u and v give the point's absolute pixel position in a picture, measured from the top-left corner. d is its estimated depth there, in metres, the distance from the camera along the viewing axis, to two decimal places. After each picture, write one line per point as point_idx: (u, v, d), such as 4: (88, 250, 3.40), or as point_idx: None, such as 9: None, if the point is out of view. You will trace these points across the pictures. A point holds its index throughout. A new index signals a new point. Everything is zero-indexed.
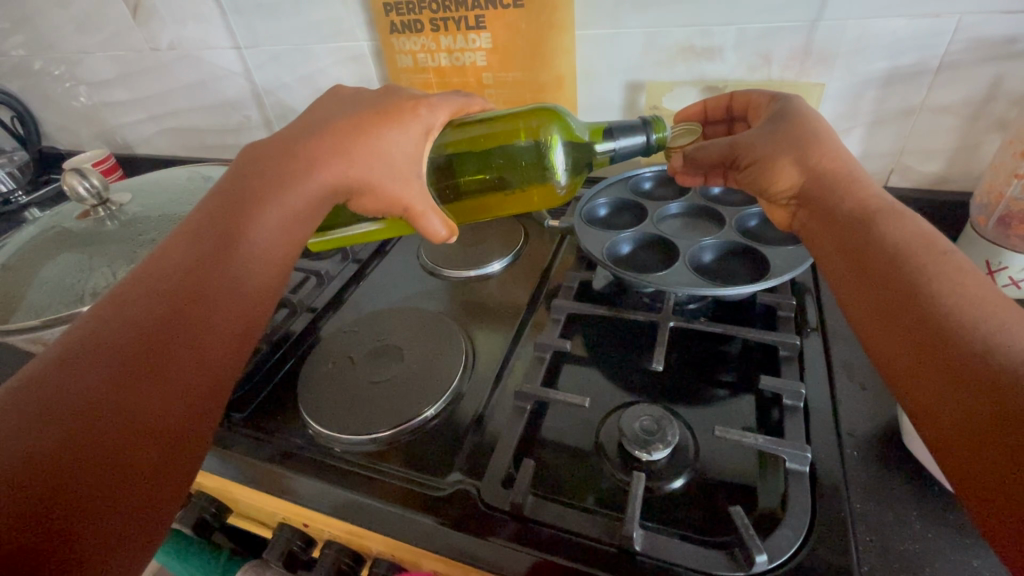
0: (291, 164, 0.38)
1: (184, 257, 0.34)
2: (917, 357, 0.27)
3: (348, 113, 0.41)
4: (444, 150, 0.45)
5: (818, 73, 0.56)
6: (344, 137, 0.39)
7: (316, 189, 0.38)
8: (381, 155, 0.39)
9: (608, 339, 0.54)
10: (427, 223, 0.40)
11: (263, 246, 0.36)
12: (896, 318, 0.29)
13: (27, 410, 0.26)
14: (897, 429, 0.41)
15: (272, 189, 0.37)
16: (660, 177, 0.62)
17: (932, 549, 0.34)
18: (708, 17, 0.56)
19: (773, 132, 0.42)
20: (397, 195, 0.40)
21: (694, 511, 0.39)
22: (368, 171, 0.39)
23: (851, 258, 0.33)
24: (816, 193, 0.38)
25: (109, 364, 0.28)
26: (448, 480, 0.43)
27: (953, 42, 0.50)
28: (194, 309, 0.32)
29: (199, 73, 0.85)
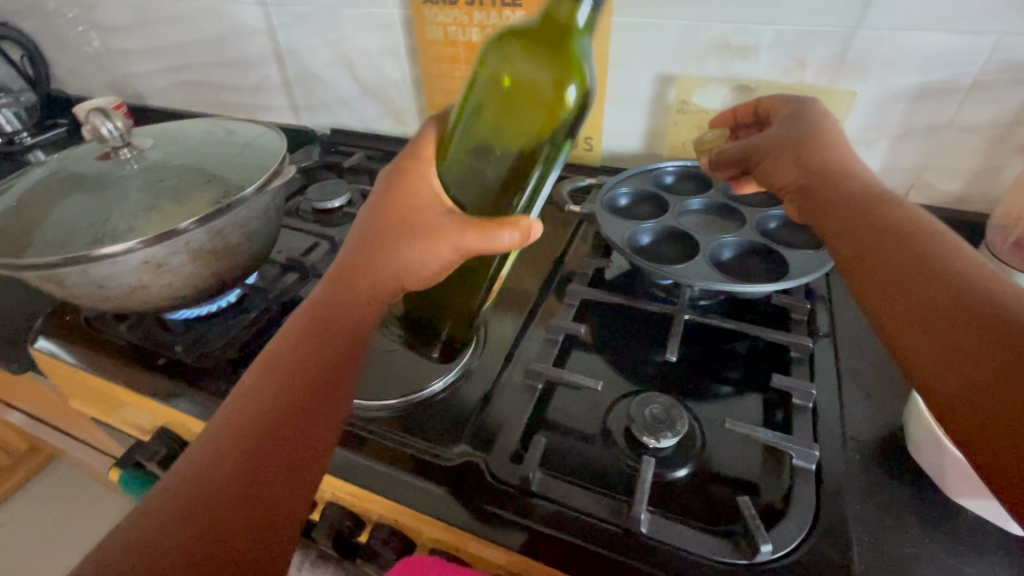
0: (352, 261, 0.39)
1: (261, 385, 0.35)
2: (932, 334, 0.29)
3: (381, 190, 0.40)
4: (475, 180, 0.39)
5: (850, 81, 0.56)
6: (387, 223, 0.39)
7: (379, 272, 0.39)
8: (433, 217, 0.37)
9: (619, 328, 0.54)
10: (497, 239, 0.35)
11: (341, 343, 0.38)
12: (909, 294, 0.31)
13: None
14: (899, 437, 0.42)
15: (345, 293, 0.38)
16: (682, 172, 0.62)
17: (926, 552, 0.36)
18: (747, 15, 0.55)
19: (797, 128, 0.46)
20: (454, 232, 0.36)
21: (697, 501, 0.40)
22: (423, 238, 0.37)
23: (859, 237, 0.36)
24: (825, 175, 0.41)
25: (199, 524, 0.30)
26: (455, 451, 0.43)
27: (987, 62, 0.50)
28: (287, 429, 0.34)
29: (219, 27, 0.84)
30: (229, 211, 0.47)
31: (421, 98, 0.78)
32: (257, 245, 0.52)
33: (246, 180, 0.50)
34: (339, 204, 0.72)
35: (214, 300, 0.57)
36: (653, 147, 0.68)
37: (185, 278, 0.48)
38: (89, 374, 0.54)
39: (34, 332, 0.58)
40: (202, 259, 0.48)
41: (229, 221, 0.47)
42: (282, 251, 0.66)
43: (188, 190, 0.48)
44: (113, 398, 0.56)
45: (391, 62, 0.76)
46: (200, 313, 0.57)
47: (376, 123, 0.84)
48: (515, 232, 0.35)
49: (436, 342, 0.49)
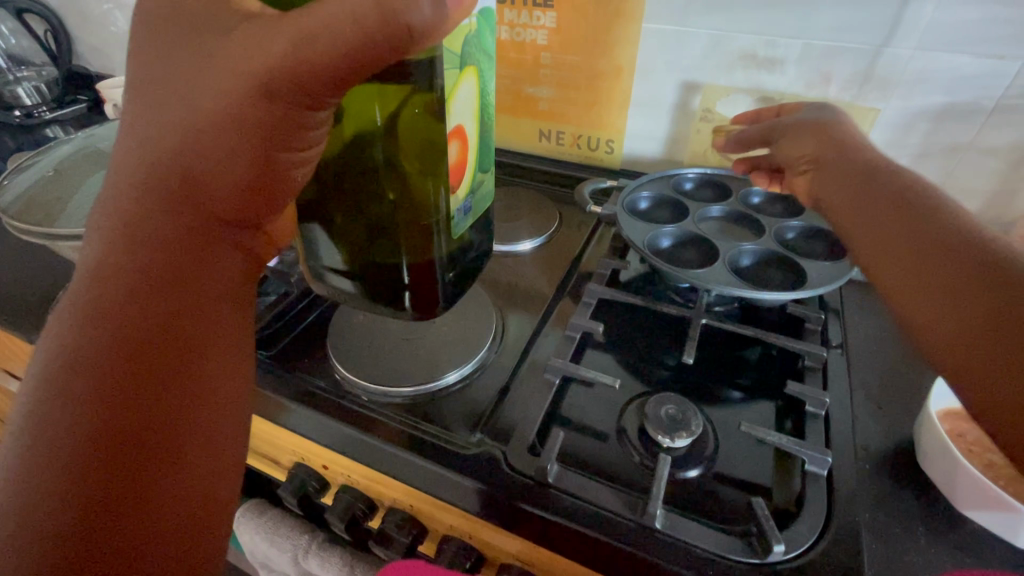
0: (166, 180, 0.29)
1: (127, 258, 0.29)
2: (925, 274, 0.34)
3: (149, 54, 0.28)
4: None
5: (874, 98, 0.56)
6: (181, 95, 0.28)
7: (196, 173, 0.29)
8: (244, 58, 0.26)
9: (635, 329, 0.55)
10: (356, 44, 0.25)
11: (188, 284, 0.30)
12: (916, 248, 0.36)
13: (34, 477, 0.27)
14: (910, 450, 0.43)
15: (174, 219, 0.29)
16: (701, 180, 0.63)
17: (933, 562, 0.37)
18: (777, 27, 0.56)
19: (810, 122, 0.51)
20: (279, 69, 0.26)
21: (710, 502, 0.40)
22: (242, 95, 0.26)
23: (865, 209, 0.41)
24: (831, 165, 0.47)
25: (88, 417, 0.27)
26: (471, 440, 0.43)
27: (1011, 87, 0.51)
28: (141, 397, 0.29)
29: None
30: None
31: None
32: None
33: None
34: None
35: None
36: (673, 153, 0.68)
37: None
38: None
39: (55, 303, 0.58)
40: None
41: None
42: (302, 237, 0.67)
43: None
44: None
45: None
46: None
47: None
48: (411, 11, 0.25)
49: (404, 287, 0.38)
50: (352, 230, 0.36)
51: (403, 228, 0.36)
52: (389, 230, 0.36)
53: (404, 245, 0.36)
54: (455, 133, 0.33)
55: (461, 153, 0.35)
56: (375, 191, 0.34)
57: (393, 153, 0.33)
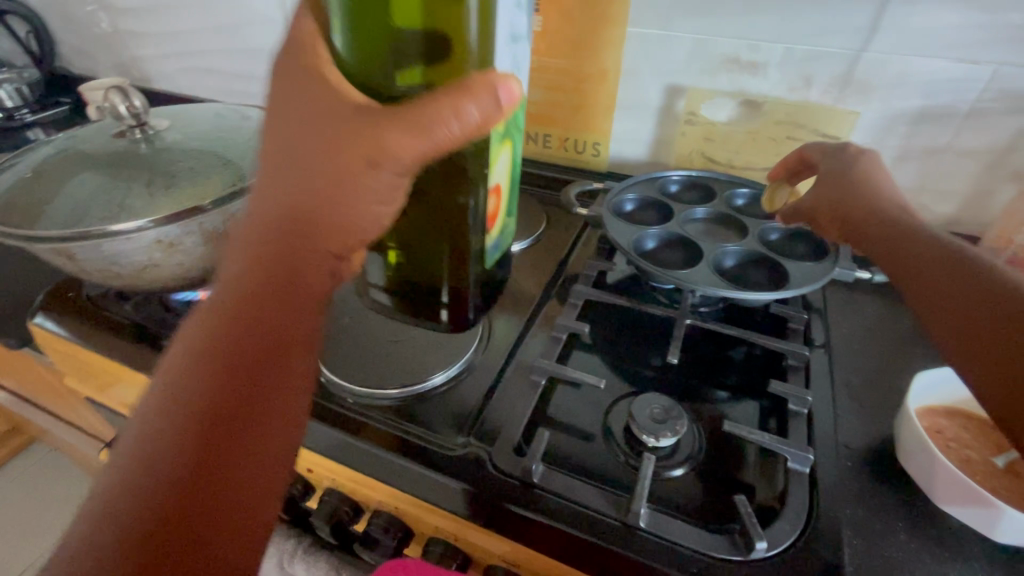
0: (265, 235, 0.31)
1: (246, 283, 0.32)
2: (948, 295, 0.36)
3: (272, 121, 0.32)
4: (413, 56, 0.30)
5: (854, 102, 0.57)
6: (288, 159, 0.31)
7: (308, 208, 0.30)
8: (344, 128, 0.29)
9: (621, 329, 0.55)
10: (436, 128, 0.27)
11: (272, 336, 0.32)
12: (961, 307, 0.35)
13: (136, 480, 0.28)
14: (890, 447, 0.44)
15: (266, 270, 0.31)
16: (686, 182, 0.64)
17: (913, 557, 0.37)
18: (759, 32, 0.57)
19: (837, 175, 0.51)
20: (370, 138, 0.28)
21: (695, 500, 0.40)
22: (337, 162, 0.29)
23: (904, 271, 0.41)
24: (868, 225, 0.46)
25: (194, 431, 0.29)
26: (457, 442, 0.43)
27: (985, 90, 0.52)
28: (212, 442, 0.29)
29: (234, 15, 0.84)
30: (245, 195, 0.47)
31: None
32: None
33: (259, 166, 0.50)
34: None
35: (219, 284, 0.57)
36: (658, 155, 0.69)
37: (197, 259, 0.48)
38: (89, 351, 0.54)
39: (34, 307, 0.57)
40: (215, 241, 0.48)
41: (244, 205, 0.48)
42: None
43: (203, 171, 0.49)
44: (112, 376, 0.56)
45: None
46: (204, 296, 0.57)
47: None
48: (475, 104, 0.26)
49: (442, 305, 0.39)
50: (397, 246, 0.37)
51: (445, 252, 0.36)
52: (435, 252, 0.37)
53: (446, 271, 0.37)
54: (494, 189, 0.35)
55: (500, 197, 0.37)
56: (430, 217, 0.35)
57: (453, 186, 0.34)
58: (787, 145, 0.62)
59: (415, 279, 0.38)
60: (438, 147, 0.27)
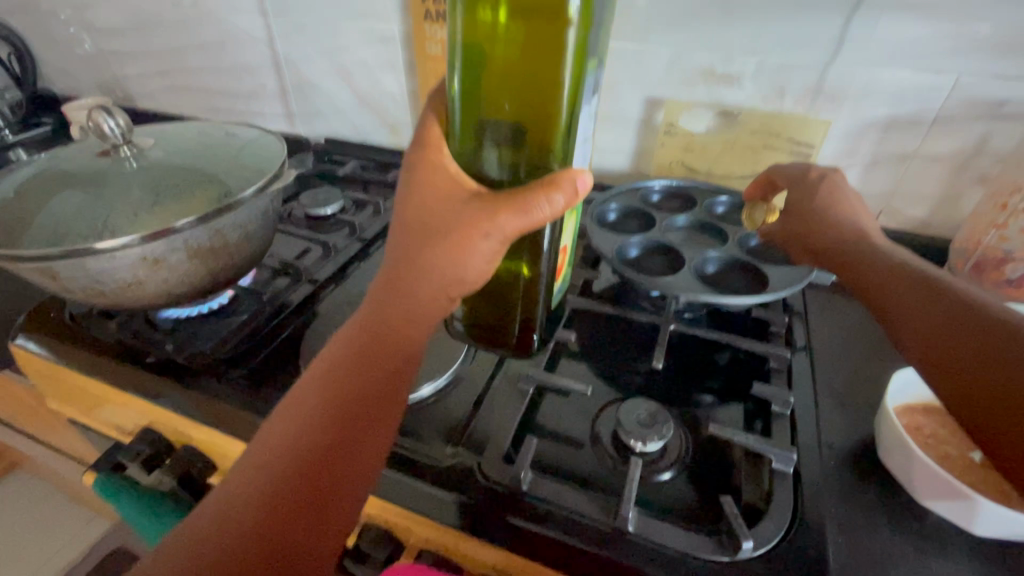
0: (390, 285, 0.38)
1: (371, 326, 0.39)
2: (915, 319, 0.37)
3: (408, 194, 0.38)
4: (505, 144, 0.37)
5: (826, 111, 0.59)
6: (419, 226, 0.37)
7: (423, 263, 0.37)
8: (458, 210, 0.35)
9: (607, 337, 0.56)
10: (536, 207, 0.32)
11: (387, 375, 0.38)
12: (941, 337, 0.35)
13: (269, 471, 0.35)
14: (871, 444, 0.45)
15: (388, 314, 0.38)
16: (667, 192, 0.65)
17: (896, 551, 0.38)
18: (732, 45, 0.59)
19: (811, 199, 0.51)
20: (482, 214, 0.34)
21: (682, 503, 0.41)
22: (454, 235, 0.35)
23: (880, 297, 0.41)
24: (842, 249, 0.46)
25: (317, 442, 0.36)
26: (446, 452, 0.43)
27: (949, 98, 0.54)
28: (332, 452, 0.36)
29: (218, 34, 0.85)
30: (230, 212, 0.47)
31: (417, 110, 0.80)
32: (254, 245, 0.53)
33: (244, 183, 0.50)
34: (332, 211, 0.74)
35: (206, 300, 0.58)
36: (640, 165, 0.71)
37: (182, 276, 0.48)
38: (73, 370, 0.54)
39: (16, 327, 0.57)
40: (200, 258, 0.48)
41: (230, 221, 0.48)
42: (274, 255, 0.67)
43: (189, 188, 0.49)
44: (95, 396, 0.56)
45: (390, 75, 0.78)
46: (190, 313, 0.57)
47: (373, 134, 0.86)
48: (555, 199, 0.32)
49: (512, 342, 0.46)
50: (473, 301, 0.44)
51: (516, 311, 0.43)
52: (507, 318, 0.44)
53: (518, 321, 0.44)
54: (562, 250, 0.41)
55: (564, 254, 0.43)
56: (507, 288, 0.42)
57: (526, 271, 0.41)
58: (764, 153, 0.63)
59: (493, 339, 0.46)
60: (533, 223, 0.33)
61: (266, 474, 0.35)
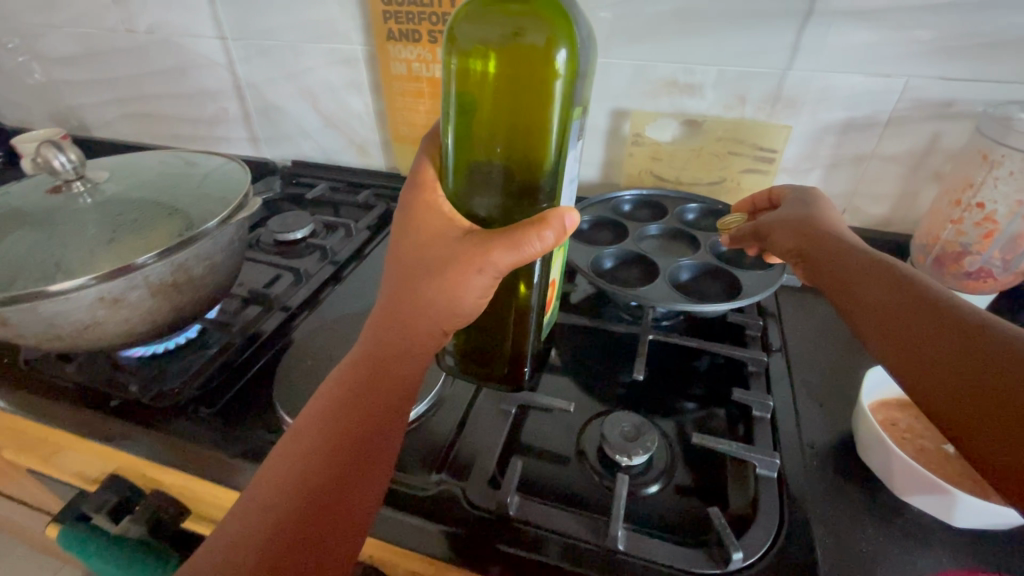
0: (387, 321, 0.38)
1: (365, 363, 0.38)
2: (885, 317, 0.37)
3: (403, 232, 0.38)
4: (497, 187, 0.37)
5: (785, 116, 0.61)
6: (413, 261, 0.37)
7: (419, 297, 0.37)
8: (451, 246, 0.35)
9: (587, 349, 0.55)
10: (527, 245, 0.33)
11: (383, 412, 0.37)
12: (912, 335, 0.35)
13: (261, 518, 0.33)
14: (850, 442, 0.45)
15: (383, 349, 0.38)
16: (638, 202, 0.66)
17: (882, 548, 0.38)
18: (692, 56, 0.60)
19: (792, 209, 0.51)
20: (474, 251, 0.34)
21: (671, 515, 0.41)
22: (448, 271, 0.35)
23: (846, 293, 0.41)
24: (808, 247, 0.47)
25: (311, 486, 0.34)
26: (431, 479, 0.42)
27: (901, 100, 0.56)
28: (328, 495, 0.34)
29: (175, 60, 0.83)
30: (192, 244, 0.46)
31: (385, 130, 0.79)
32: (221, 275, 0.51)
33: (208, 213, 0.49)
34: (302, 236, 0.72)
35: (172, 336, 0.55)
36: (610, 175, 0.71)
37: (144, 313, 0.46)
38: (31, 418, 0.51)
39: None
40: (163, 293, 0.46)
41: (192, 254, 0.46)
42: (243, 283, 0.66)
43: (149, 222, 0.47)
44: (56, 444, 0.53)
45: (354, 95, 0.77)
46: (156, 350, 0.55)
47: (341, 155, 0.85)
48: (544, 236, 0.33)
49: (502, 370, 0.46)
50: (465, 336, 0.44)
51: (507, 338, 0.44)
52: (495, 346, 0.44)
53: (510, 354, 0.45)
54: (550, 284, 0.43)
55: (553, 288, 0.45)
56: (498, 323, 0.43)
57: (518, 309, 0.42)
58: (729, 160, 0.65)
59: (484, 369, 0.46)
60: (525, 258, 0.34)
61: (257, 521, 0.33)
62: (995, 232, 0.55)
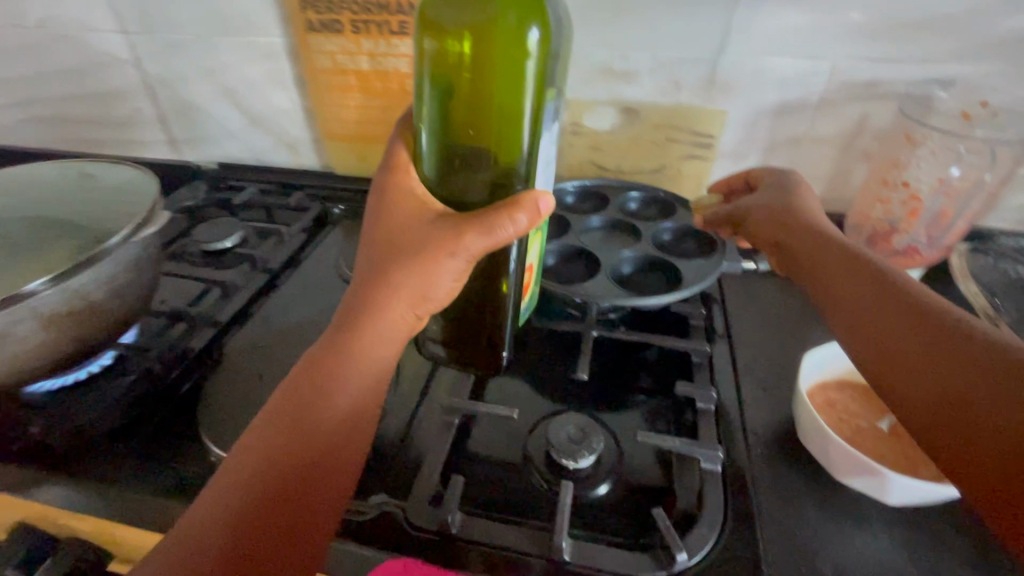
0: (357, 310, 0.37)
1: (339, 351, 0.37)
2: (864, 307, 0.39)
3: (375, 211, 0.38)
4: (476, 172, 0.36)
5: (720, 100, 0.60)
6: (386, 241, 0.37)
7: (389, 281, 0.36)
8: (423, 229, 0.35)
9: (534, 348, 0.54)
10: (499, 230, 0.33)
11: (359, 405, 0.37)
12: (896, 324, 0.37)
13: (231, 507, 0.33)
14: (791, 426, 0.46)
15: (356, 335, 0.37)
16: (581, 191, 0.64)
17: (820, 531, 0.39)
18: (625, 41, 0.59)
19: (770, 195, 0.53)
20: (446, 236, 0.34)
21: (618, 517, 0.40)
22: (420, 254, 0.35)
23: (823, 284, 0.44)
24: (785, 237, 0.49)
25: (280, 479, 0.34)
26: (370, 502, 0.40)
27: (829, 81, 0.57)
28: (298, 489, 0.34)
29: (76, 57, 0.76)
30: (91, 266, 0.42)
31: (315, 128, 0.75)
32: (133, 296, 0.47)
33: (110, 230, 0.45)
34: (231, 244, 0.68)
35: (81, 365, 0.51)
36: None
37: (39, 348, 0.42)
38: None
39: None
40: (57, 325, 0.42)
41: (92, 278, 0.42)
42: (166, 301, 0.61)
43: (38, 251, 0.43)
44: None
45: (279, 91, 0.72)
46: (65, 382, 0.50)
47: (270, 155, 0.80)
48: (515, 222, 0.32)
49: (487, 348, 0.45)
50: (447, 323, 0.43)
51: (490, 320, 0.42)
52: (479, 325, 0.43)
53: (491, 335, 0.43)
54: (528, 267, 0.41)
55: (531, 271, 0.42)
56: (476, 302, 0.41)
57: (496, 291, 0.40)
58: (668, 147, 0.64)
59: (472, 344, 0.45)
60: (496, 243, 0.33)
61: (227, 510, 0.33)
62: (919, 210, 0.58)
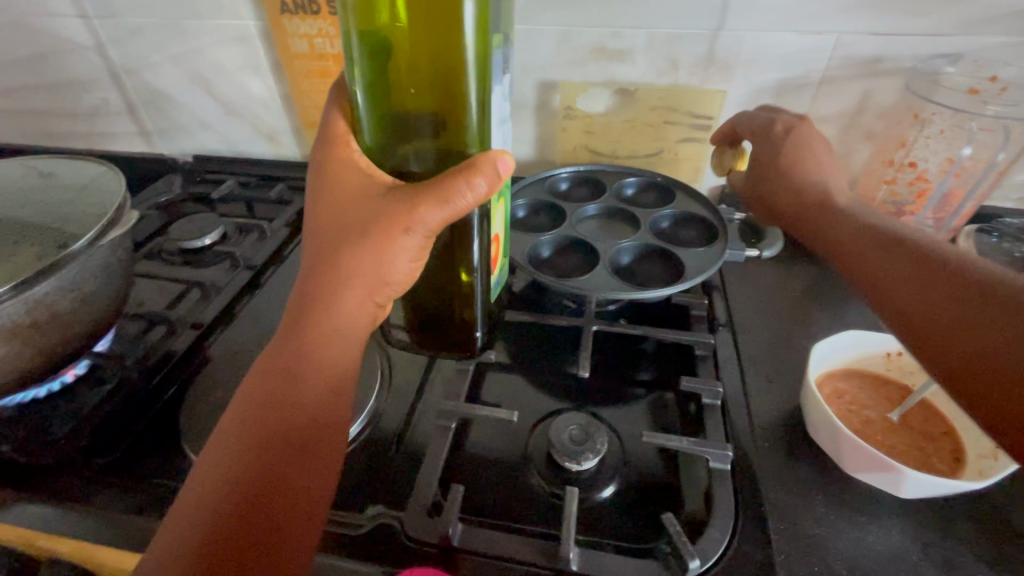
0: (311, 298, 0.34)
1: (292, 339, 0.34)
2: (882, 275, 0.39)
3: (318, 192, 0.35)
4: (426, 136, 0.33)
5: (719, 80, 0.58)
6: (333, 224, 0.34)
7: (342, 264, 0.33)
8: (373, 206, 0.32)
9: (532, 344, 0.52)
10: (455, 199, 0.30)
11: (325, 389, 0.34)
12: (913, 285, 0.37)
13: (205, 511, 0.31)
14: (799, 417, 0.45)
15: (310, 323, 0.34)
16: (575, 178, 0.62)
17: (833, 528, 0.38)
18: (619, 18, 0.55)
19: (775, 157, 0.51)
20: (399, 211, 0.31)
21: (625, 520, 0.39)
22: (372, 234, 0.32)
23: (848, 255, 0.43)
24: (808, 211, 0.48)
25: (249, 476, 0.32)
26: (366, 514, 0.38)
27: (832, 58, 0.54)
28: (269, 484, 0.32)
29: (34, 44, 0.71)
30: (51, 274, 0.39)
31: (294, 116, 0.71)
32: (102, 302, 0.44)
33: (71, 233, 0.42)
34: (210, 241, 0.65)
35: (51, 378, 0.48)
36: (544, 152, 0.67)
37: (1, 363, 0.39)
38: None
39: None
40: (20, 338, 0.39)
41: (51, 287, 0.39)
42: (142, 304, 0.58)
43: None
44: None
45: (253, 78, 0.68)
46: (35, 395, 0.47)
47: (249, 146, 0.76)
48: (473, 188, 0.30)
49: (456, 338, 0.43)
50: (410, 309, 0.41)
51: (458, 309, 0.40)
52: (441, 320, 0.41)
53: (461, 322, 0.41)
54: (494, 240, 0.39)
55: (497, 244, 0.41)
56: (439, 290, 0.39)
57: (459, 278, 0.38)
58: (665, 129, 0.62)
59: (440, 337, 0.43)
60: (456, 212, 0.30)
61: (201, 515, 0.31)
62: (927, 191, 0.57)
